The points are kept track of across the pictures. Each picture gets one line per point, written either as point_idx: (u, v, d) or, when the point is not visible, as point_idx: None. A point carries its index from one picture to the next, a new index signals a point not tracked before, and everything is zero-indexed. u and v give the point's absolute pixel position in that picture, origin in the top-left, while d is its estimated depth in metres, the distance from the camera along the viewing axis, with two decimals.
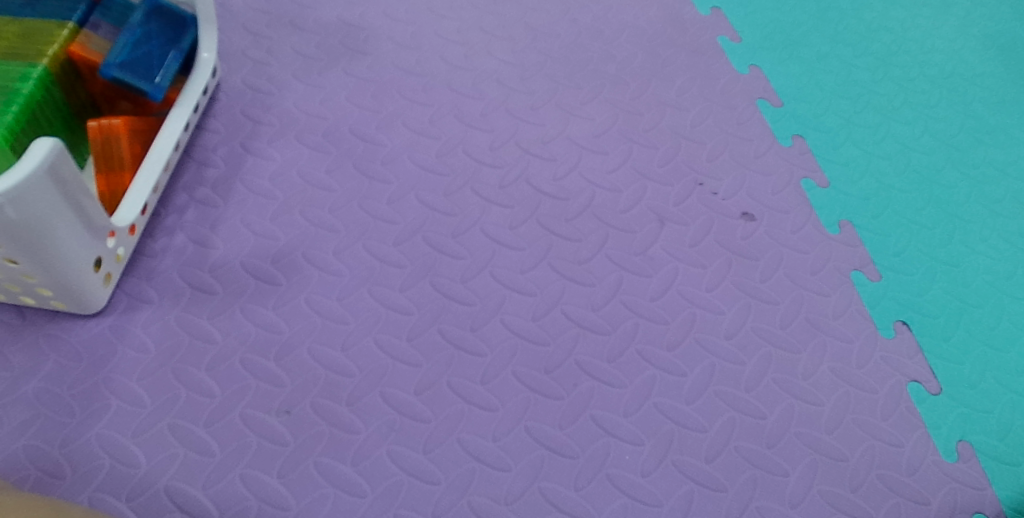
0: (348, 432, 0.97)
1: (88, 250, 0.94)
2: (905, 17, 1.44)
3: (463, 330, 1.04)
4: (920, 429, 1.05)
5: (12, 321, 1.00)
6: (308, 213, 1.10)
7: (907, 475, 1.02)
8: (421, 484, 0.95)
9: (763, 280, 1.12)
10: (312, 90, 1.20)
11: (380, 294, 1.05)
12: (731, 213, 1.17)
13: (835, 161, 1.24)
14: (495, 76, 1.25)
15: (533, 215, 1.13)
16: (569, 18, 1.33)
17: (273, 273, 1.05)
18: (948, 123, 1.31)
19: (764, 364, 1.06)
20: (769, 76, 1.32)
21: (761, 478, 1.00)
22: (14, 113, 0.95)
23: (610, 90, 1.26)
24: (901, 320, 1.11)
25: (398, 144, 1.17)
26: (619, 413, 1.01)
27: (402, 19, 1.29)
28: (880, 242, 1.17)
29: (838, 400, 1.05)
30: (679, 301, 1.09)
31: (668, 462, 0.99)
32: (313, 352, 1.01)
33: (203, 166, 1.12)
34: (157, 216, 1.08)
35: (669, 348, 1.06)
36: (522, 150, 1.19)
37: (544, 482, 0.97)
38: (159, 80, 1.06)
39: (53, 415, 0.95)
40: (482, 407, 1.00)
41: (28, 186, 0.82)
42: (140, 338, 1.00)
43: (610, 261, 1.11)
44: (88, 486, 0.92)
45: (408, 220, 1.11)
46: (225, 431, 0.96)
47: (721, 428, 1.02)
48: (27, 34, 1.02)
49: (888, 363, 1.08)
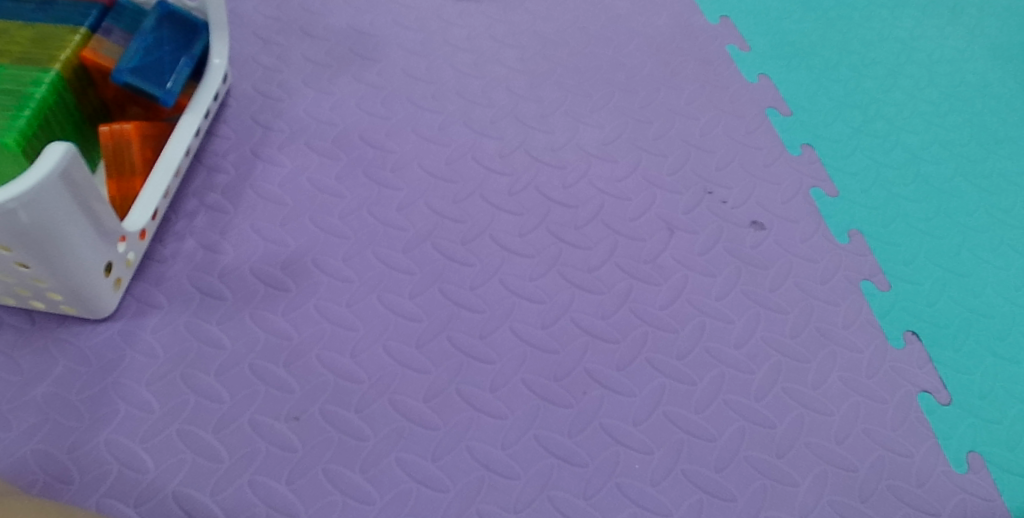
0: (356, 438, 0.97)
1: (98, 255, 0.94)
2: (913, 26, 1.43)
3: (472, 338, 1.04)
4: (931, 439, 1.04)
5: (22, 325, 1.00)
6: (317, 219, 1.10)
7: (918, 486, 1.01)
8: (429, 492, 0.95)
9: (773, 289, 1.12)
10: (322, 97, 1.20)
11: (388, 300, 1.05)
12: (740, 222, 1.16)
13: (845, 170, 1.23)
14: (504, 84, 1.25)
15: (542, 222, 1.13)
16: (578, 25, 1.33)
17: (283, 279, 1.05)
18: (958, 133, 1.30)
19: (774, 374, 1.06)
20: (778, 85, 1.31)
21: (771, 488, 0.99)
22: (26, 118, 0.95)
23: (618, 98, 1.26)
24: (911, 330, 1.11)
25: (408, 151, 1.17)
26: (628, 422, 1.01)
27: (412, 26, 1.30)
28: (890, 252, 1.17)
29: (848, 410, 1.05)
30: (688, 310, 1.09)
31: (678, 471, 0.99)
32: (322, 358, 1.01)
33: (213, 171, 1.12)
34: (167, 221, 1.08)
35: (678, 356, 1.06)
36: (531, 157, 1.19)
37: (553, 490, 0.97)
38: (170, 86, 1.07)
39: (62, 419, 0.95)
40: (491, 414, 1.00)
41: (41, 190, 0.83)
42: (149, 343, 1.00)
43: (619, 269, 1.11)
44: (96, 490, 0.92)
45: (417, 227, 1.11)
46: (234, 437, 0.96)
47: (730, 437, 1.01)
48: (39, 40, 1.02)
49: (898, 373, 1.08)
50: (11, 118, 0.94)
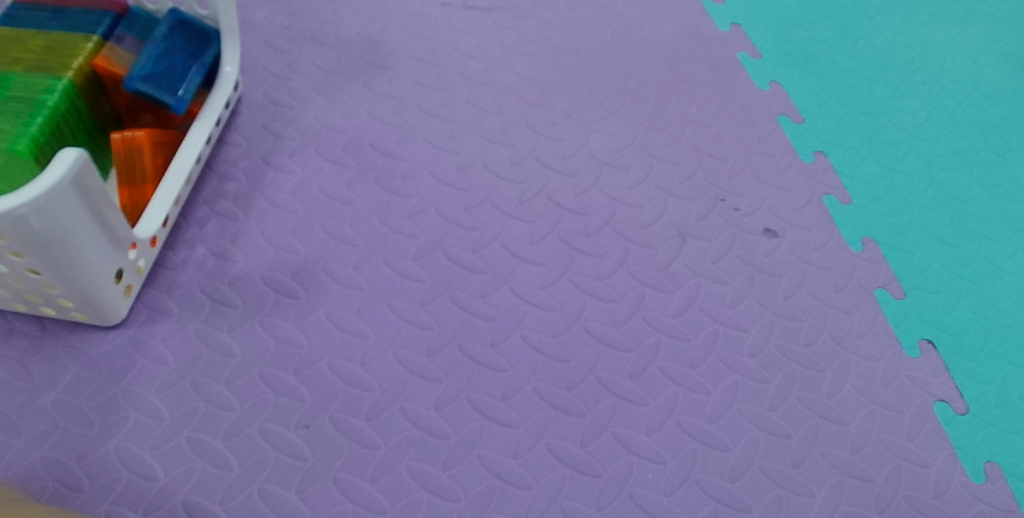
0: (366, 447, 0.96)
1: (109, 261, 0.94)
2: (926, 33, 1.42)
3: (484, 346, 1.03)
4: (947, 449, 1.03)
5: (33, 331, 1.00)
6: (328, 226, 1.10)
7: (936, 497, 1.00)
8: (440, 502, 0.94)
9: (787, 296, 1.11)
10: (333, 104, 1.20)
11: (399, 308, 1.05)
12: (754, 229, 1.16)
13: (858, 177, 1.22)
14: (515, 91, 1.25)
15: (554, 230, 1.13)
16: (588, 33, 1.33)
17: (293, 286, 1.05)
18: (971, 139, 1.29)
19: (788, 383, 1.05)
20: (790, 92, 1.31)
21: (787, 498, 0.98)
22: (39, 125, 0.95)
23: (630, 106, 1.25)
24: (927, 338, 1.09)
25: (419, 158, 1.17)
26: (641, 432, 1.00)
27: (422, 33, 1.30)
28: (905, 260, 1.15)
29: (863, 419, 1.03)
30: (701, 318, 1.08)
31: (692, 482, 0.98)
32: (332, 366, 1.00)
33: (224, 179, 1.12)
34: (178, 228, 1.08)
35: (691, 365, 1.04)
36: (542, 165, 1.18)
37: (566, 500, 0.96)
38: (182, 93, 1.06)
39: (72, 426, 0.94)
40: (503, 423, 0.99)
41: (52, 196, 0.82)
42: (159, 350, 0.99)
43: (632, 277, 1.10)
44: (105, 498, 0.91)
45: (428, 235, 1.10)
46: (244, 445, 0.95)
47: (745, 447, 1.00)
48: (52, 47, 1.03)
49: (914, 383, 1.06)
50: (23, 126, 0.95)
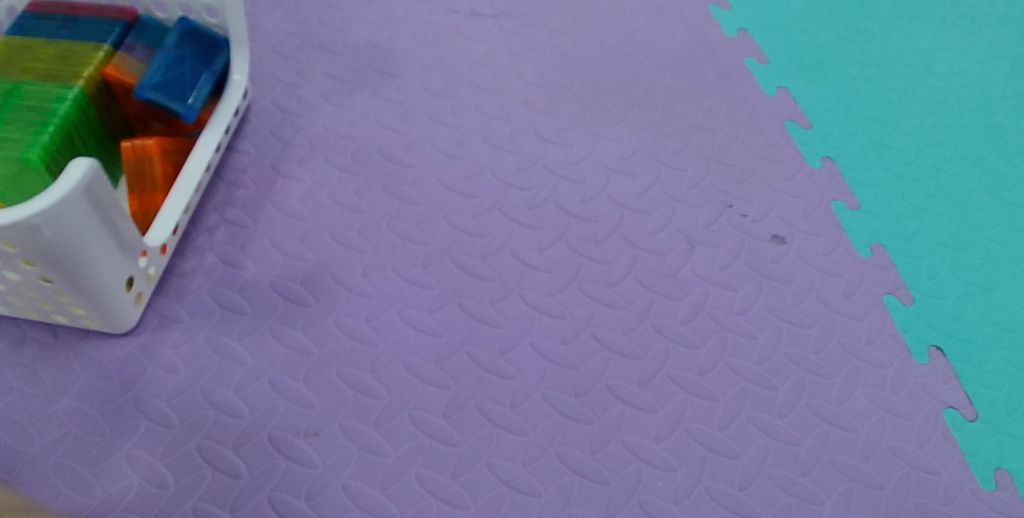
0: (375, 455, 0.97)
1: (119, 270, 0.94)
2: (932, 38, 1.42)
3: (492, 354, 1.03)
4: (957, 456, 1.02)
5: (44, 339, 1.00)
6: (336, 234, 1.10)
7: (946, 505, 1.00)
8: (450, 509, 0.94)
9: (795, 303, 1.11)
10: (342, 112, 1.21)
11: (408, 315, 1.05)
12: (762, 236, 1.16)
13: (867, 184, 1.22)
14: (522, 98, 1.25)
15: (561, 238, 1.13)
16: (595, 40, 1.33)
17: (302, 294, 1.05)
18: (979, 145, 1.29)
19: (797, 390, 1.04)
20: (797, 97, 1.31)
21: (796, 505, 0.98)
22: (50, 133, 0.96)
23: (638, 112, 1.26)
24: (936, 345, 1.09)
25: (426, 165, 1.17)
26: (650, 439, 1.00)
27: (429, 40, 1.30)
28: (913, 266, 1.15)
29: (873, 426, 1.03)
30: (710, 324, 1.08)
31: (701, 489, 0.98)
32: (342, 373, 1.01)
33: (233, 186, 1.13)
34: (188, 235, 1.08)
35: (700, 372, 1.05)
36: (550, 172, 1.18)
37: (575, 508, 0.96)
38: (191, 102, 1.07)
39: (83, 434, 0.95)
40: (511, 431, 0.99)
41: (64, 206, 0.82)
42: (170, 358, 1.00)
43: (640, 284, 1.10)
44: (116, 505, 0.92)
45: (436, 242, 1.11)
46: (254, 452, 0.96)
47: (754, 454, 1.00)
48: (64, 57, 1.03)
49: (924, 390, 1.06)
50: (34, 135, 0.96)
